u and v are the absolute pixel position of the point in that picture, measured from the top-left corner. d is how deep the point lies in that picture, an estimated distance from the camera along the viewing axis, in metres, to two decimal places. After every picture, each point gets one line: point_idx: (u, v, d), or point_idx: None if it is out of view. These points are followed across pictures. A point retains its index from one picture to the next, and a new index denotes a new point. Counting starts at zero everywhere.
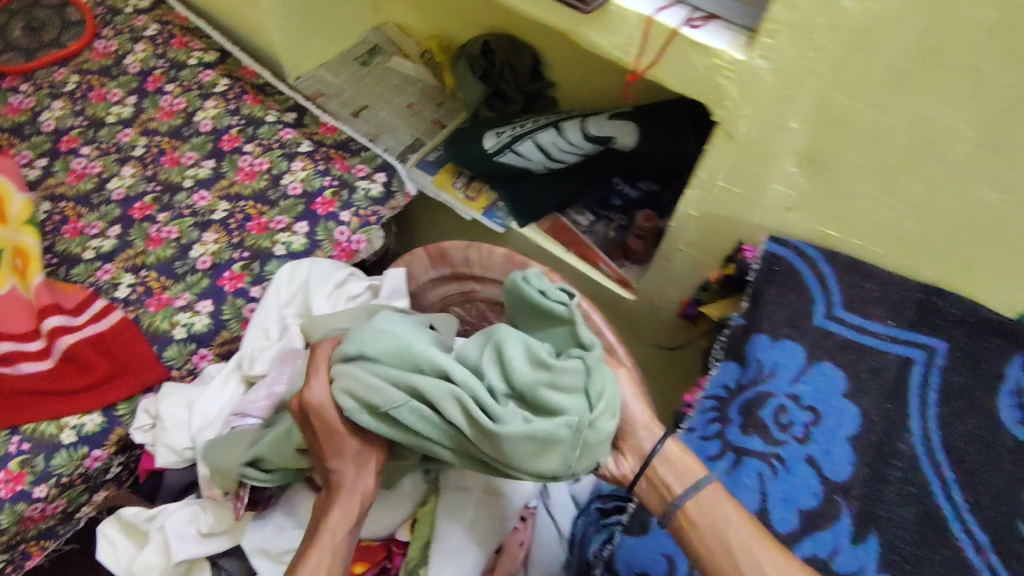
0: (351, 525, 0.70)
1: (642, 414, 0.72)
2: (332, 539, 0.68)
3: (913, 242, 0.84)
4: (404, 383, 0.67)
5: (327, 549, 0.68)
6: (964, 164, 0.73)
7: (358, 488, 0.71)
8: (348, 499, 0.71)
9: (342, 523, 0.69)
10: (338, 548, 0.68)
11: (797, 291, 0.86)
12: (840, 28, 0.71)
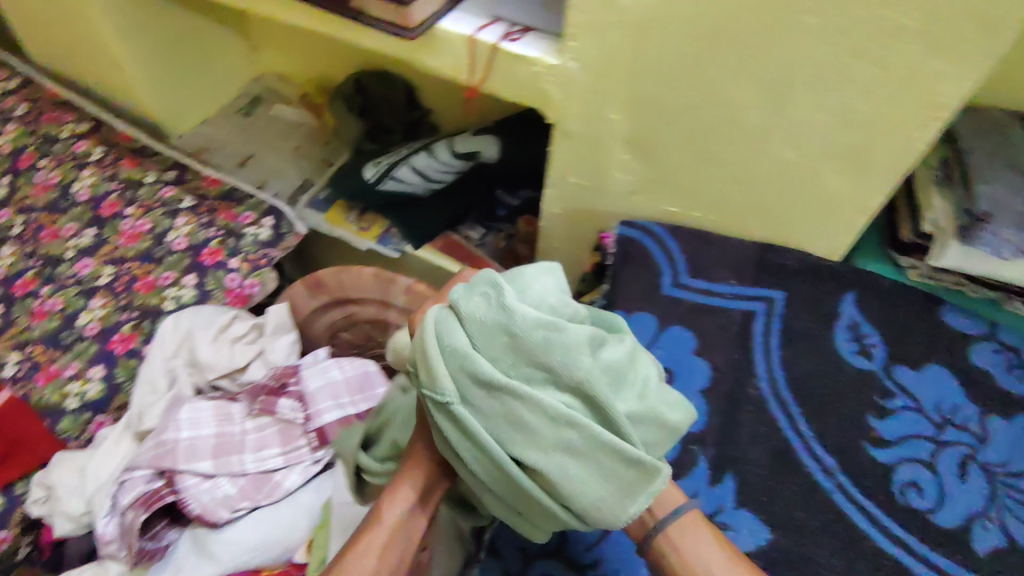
0: (416, 509, 0.59)
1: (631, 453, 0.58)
2: (391, 519, 0.58)
3: (739, 208, 0.92)
4: (455, 381, 0.55)
5: (388, 528, 0.57)
6: (759, 129, 0.82)
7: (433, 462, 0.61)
8: (416, 470, 0.60)
9: (404, 501, 0.59)
10: (403, 528, 0.58)
11: (648, 266, 0.95)
12: (625, 23, 0.79)
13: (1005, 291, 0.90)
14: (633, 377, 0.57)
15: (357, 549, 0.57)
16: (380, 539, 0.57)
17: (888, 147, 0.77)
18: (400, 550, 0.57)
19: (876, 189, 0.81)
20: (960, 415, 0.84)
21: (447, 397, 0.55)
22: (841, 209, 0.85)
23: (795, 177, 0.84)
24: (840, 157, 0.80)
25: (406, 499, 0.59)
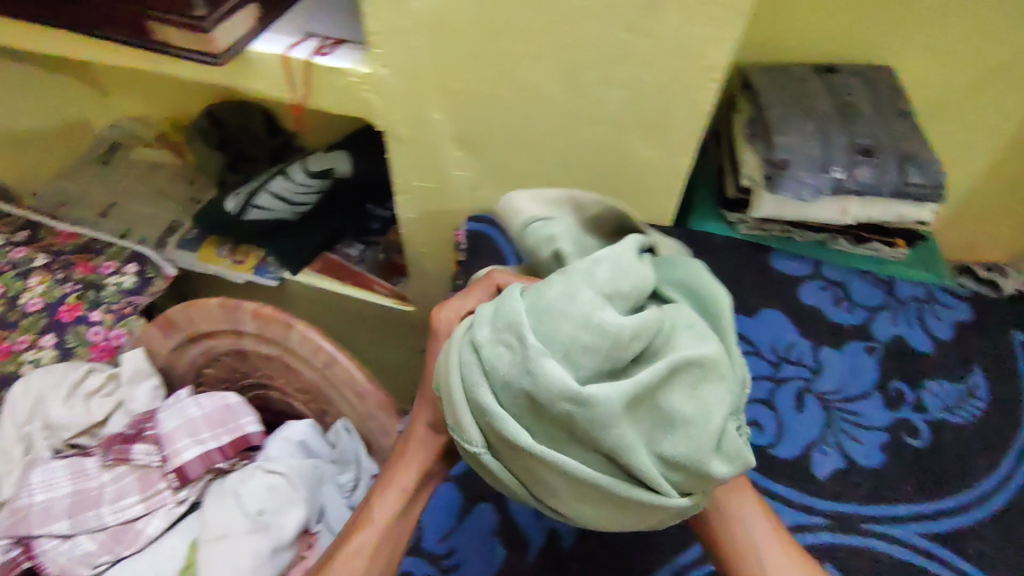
0: (401, 512, 0.66)
1: None
2: (377, 524, 0.65)
3: (573, 188, 0.95)
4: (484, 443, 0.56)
5: (374, 530, 0.64)
6: (566, 111, 0.85)
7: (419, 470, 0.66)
8: (404, 476, 0.66)
9: (390, 507, 0.65)
10: (388, 530, 0.65)
11: (494, 255, 0.99)
12: (421, 25, 0.81)
13: (831, 231, 0.98)
14: (689, 422, 0.52)
15: (344, 552, 0.64)
16: (367, 544, 0.64)
17: (681, 112, 0.81)
18: (386, 548, 0.65)
19: (682, 152, 0.86)
20: (796, 351, 0.89)
21: (478, 445, 0.57)
22: (659, 176, 0.90)
23: (612, 152, 0.88)
24: (643, 127, 0.84)
25: (391, 505, 0.65)
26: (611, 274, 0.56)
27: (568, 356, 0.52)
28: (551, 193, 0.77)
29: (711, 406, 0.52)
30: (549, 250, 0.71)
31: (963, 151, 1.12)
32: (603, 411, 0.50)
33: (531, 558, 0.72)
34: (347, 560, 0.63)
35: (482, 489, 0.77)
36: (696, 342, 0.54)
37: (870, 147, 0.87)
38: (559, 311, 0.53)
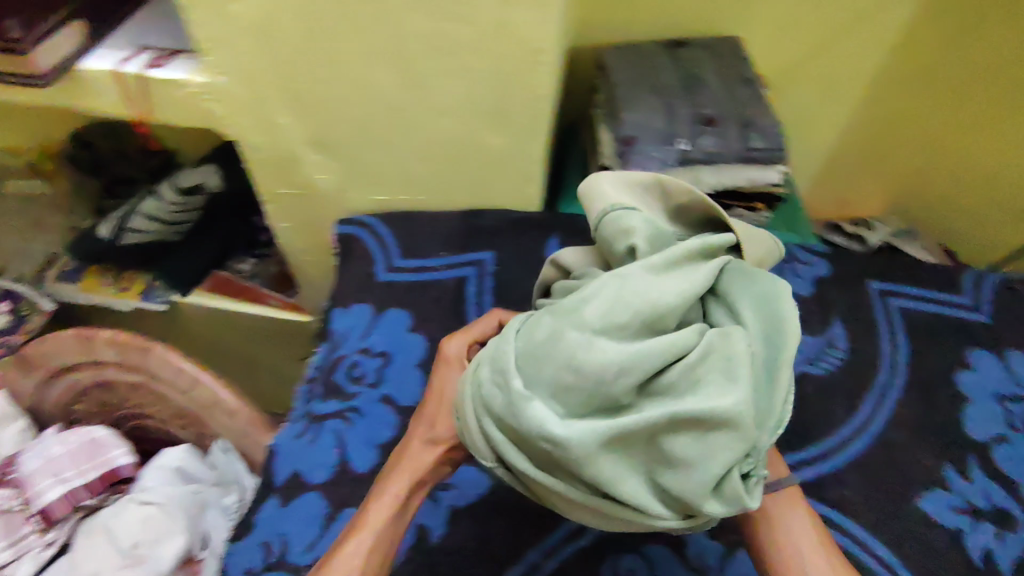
0: (400, 514, 0.61)
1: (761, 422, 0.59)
2: (377, 521, 0.59)
3: (436, 181, 0.95)
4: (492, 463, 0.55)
5: (371, 529, 0.59)
6: (411, 103, 0.84)
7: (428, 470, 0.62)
8: (403, 476, 0.62)
9: (390, 504, 0.60)
10: (386, 532, 0.59)
11: (363, 259, 0.95)
12: (246, 29, 0.79)
13: None
14: (690, 466, 0.48)
15: (342, 552, 0.58)
16: (364, 544, 0.58)
17: (521, 97, 0.81)
18: (382, 551, 0.59)
19: (532, 137, 0.86)
20: None
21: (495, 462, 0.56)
22: (515, 162, 0.90)
23: (466, 142, 0.88)
24: (488, 115, 0.84)
25: (391, 501, 0.60)
26: (616, 303, 0.50)
27: (558, 394, 0.49)
28: (638, 176, 0.62)
29: (714, 450, 0.47)
30: (626, 247, 0.56)
31: (823, 111, 1.15)
32: (582, 452, 0.48)
33: (401, 557, 0.73)
34: (344, 560, 0.57)
35: (348, 493, 0.75)
36: (716, 379, 0.48)
37: (713, 117, 0.90)
38: (546, 347, 0.50)
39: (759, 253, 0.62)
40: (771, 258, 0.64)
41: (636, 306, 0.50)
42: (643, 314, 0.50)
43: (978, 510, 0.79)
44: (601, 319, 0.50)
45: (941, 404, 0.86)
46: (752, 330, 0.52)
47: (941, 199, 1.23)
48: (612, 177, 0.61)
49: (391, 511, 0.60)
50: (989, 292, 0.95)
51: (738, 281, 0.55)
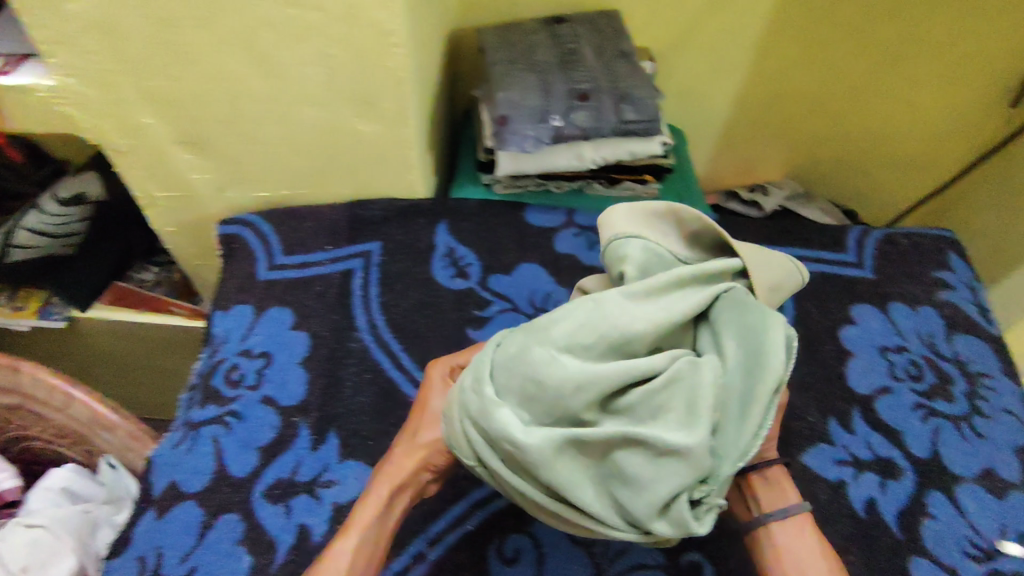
0: (386, 515, 0.65)
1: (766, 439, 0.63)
2: (364, 521, 0.64)
3: (316, 173, 0.92)
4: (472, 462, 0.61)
5: (359, 529, 0.63)
6: (271, 94, 0.81)
7: (410, 474, 0.67)
8: (385, 482, 0.66)
9: (375, 506, 0.64)
10: (373, 531, 0.64)
11: (244, 257, 0.92)
12: (85, 27, 0.75)
13: (583, 178, 0.99)
14: (640, 485, 0.53)
15: (332, 552, 0.62)
16: (351, 543, 0.63)
17: (385, 84, 0.79)
18: (370, 550, 0.63)
19: (401, 122, 0.83)
20: (552, 301, 0.91)
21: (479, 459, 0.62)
22: (390, 149, 0.87)
23: (336, 131, 0.85)
24: (353, 103, 0.81)
25: (377, 505, 0.65)
26: (588, 329, 0.56)
27: (525, 400, 0.56)
28: (651, 205, 0.65)
29: (664, 470, 0.52)
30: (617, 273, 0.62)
31: (715, 82, 1.15)
32: (540, 456, 0.54)
33: (279, 560, 0.70)
34: (332, 557, 0.62)
35: (225, 499, 0.74)
36: (676, 405, 0.54)
37: (588, 92, 0.88)
38: (518, 360, 0.56)
39: (768, 278, 0.65)
40: (786, 283, 0.66)
41: (603, 334, 0.56)
42: (613, 340, 0.56)
43: (861, 461, 0.79)
44: (568, 339, 0.56)
45: (826, 360, 0.87)
46: (730, 364, 0.56)
47: (835, 159, 1.27)
48: (619, 208, 0.66)
49: (379, 511, 0.64)
50: (872, 250, 0.97)
51: (722, 316, 0.59)
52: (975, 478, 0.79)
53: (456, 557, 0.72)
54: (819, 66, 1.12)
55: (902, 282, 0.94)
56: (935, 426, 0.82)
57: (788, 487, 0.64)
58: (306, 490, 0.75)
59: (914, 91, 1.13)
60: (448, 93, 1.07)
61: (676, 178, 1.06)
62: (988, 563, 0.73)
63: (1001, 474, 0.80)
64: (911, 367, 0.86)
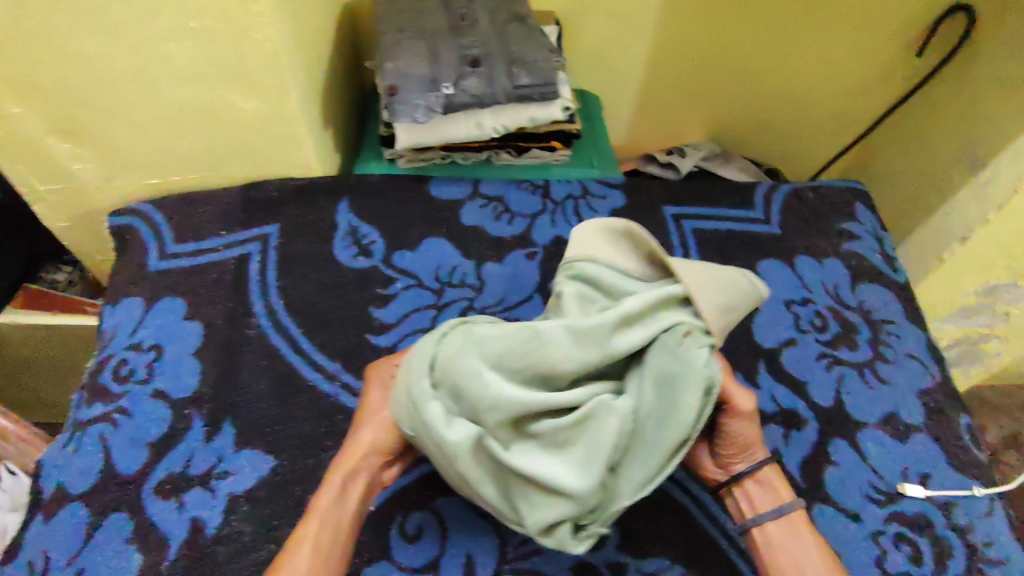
0: (343, 504, 0.63)
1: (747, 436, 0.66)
2: (320, 509, 0.61)
3: (205, 155, 0.88)
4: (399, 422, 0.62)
5: (316, 516, 0.61)
6: (140, 73, 0.77)
7: (361, 460, 0.65)
8: (340, 471, 0.64)
9: (332, 493, 0.63)
10: (332, 519, 0.61)
11: (135, 247, 0.89)
12: None
13: (490, 148, 0.96)
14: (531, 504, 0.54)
15: (292, 543, 0.60)
16: (312, 532, 0.60)
17: (258, 56, 0.75)
18: (333, 538, 0.61)
19: (284, 98, 0.80)
20: (458, 274, 0.88)
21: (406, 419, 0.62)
22: (277, 125, 0.84)
23: (218, 110, 0.82)
24: (228, 78, 0.78)
25: (332, 492, 0.63)
26: (522, 348, 0.54)
27: (454, 397, 0.55)
28: (613, 221, 0.62)
29: (556, 505, 0.53)
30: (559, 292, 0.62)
31: (625, 45, 1.13)
32: (452, 452, 0.54)
33: (172, 556, 0.68)
34: (291, 549, 0.59)
35: (115, 497, 0.71)
36: (587, 446, 0.53)
37: (478, 57, 0.87)
38: (453, 357, 0.54)
39: (723, 300, 0.59)
40: (746, 302, 0.60)
41: (535, 356, 0.53)
42: (542, 365, 0.53)
43: (765, 414, 0.79)
44: (501, 354, 0.54)
45: None
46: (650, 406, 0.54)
47: (757, 120, 1.27)
48: (578, 231, 0.64)
49: (334, 498, 0.63)
50: (779, 205, 0.98)
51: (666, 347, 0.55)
52: (878, 423, 0.79)
53: (359, 537, 0.69)
54: (728, 28, 1.10)
55: (809, 235, 0.95)
56: (838, 374, 0.82)
57: (780, 486, 0.66)
58: (200, 482, 0.72)
59: (824, 48, 1.13)
60: (351, 69, 1.04)
61: (587, 143, 1.05)
62: (888, 505, 0.73)
63: (904, 418, 0.79)
64: (816, 319, 0.87)
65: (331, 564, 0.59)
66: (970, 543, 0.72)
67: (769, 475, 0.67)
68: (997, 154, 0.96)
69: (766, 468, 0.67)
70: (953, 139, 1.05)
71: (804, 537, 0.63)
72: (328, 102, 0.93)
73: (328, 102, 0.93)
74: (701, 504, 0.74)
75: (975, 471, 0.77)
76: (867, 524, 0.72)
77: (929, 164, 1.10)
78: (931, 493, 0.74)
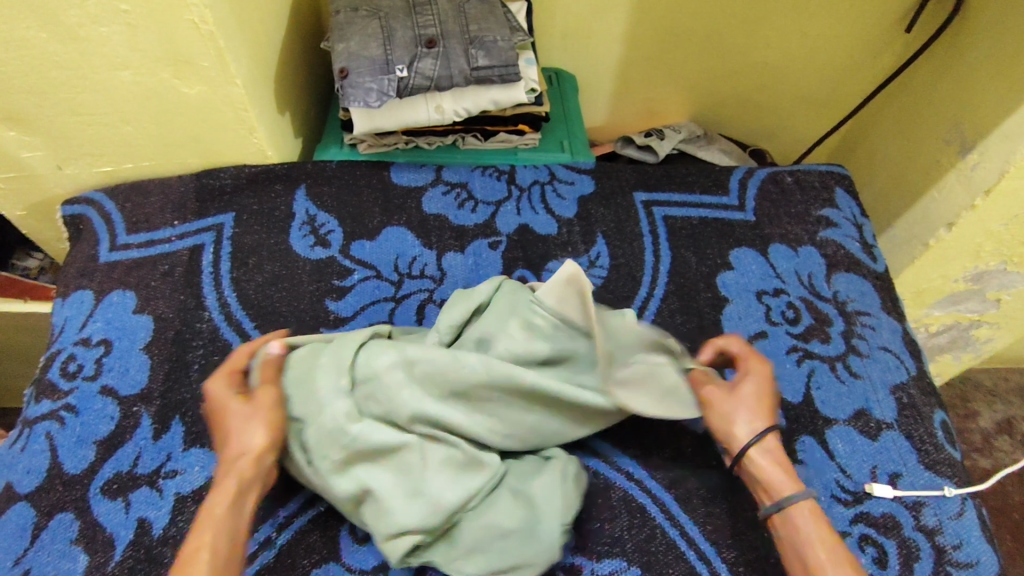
0: (238, 507, 0.58)
1: (749, 414, 0.65)
2: (214, 516, 0.57)
3: (156, 141, 0.85)
4: None
5: (211, 521, 0.56)
6: (75, 58, 0.73)
7: (253, 462, 0.61)
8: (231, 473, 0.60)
9: (224, 498, 0.58)
10: (229, 524, 0.57)
11: (87, 238, 0.86)
12: None
13: (455, 132, 0.94)
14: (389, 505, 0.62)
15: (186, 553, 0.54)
16: (208, 538, 0.56)
17: (197, 40, 0.72)
18: (229, 544, 0.56)
19: (228, 82, 0.77)
20: (418, 265, 0.86)
21: None
22: (224, 110, 0.81)
23: (162, 95, 0.79)
24: (169, 62, 0.74)
25: (227, 498, 0.58)
26: (444, 376, 0.65)
27: (362, 397, 0.65)
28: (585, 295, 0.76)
29: (413, 516, 0.62)
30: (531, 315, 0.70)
31: (602, 22, 1.08)
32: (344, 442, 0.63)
33: (117, 557, 0.65)
34: (189, 558, 0.54)
35: (60, 497, 0.68)
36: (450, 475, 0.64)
37: (435, 37, 0.82)
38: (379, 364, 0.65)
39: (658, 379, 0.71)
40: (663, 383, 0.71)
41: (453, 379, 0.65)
42: (466, 393, 0.65)
43: None
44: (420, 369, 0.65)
45: (701, 310, 0.83)
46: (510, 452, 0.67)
47: (741, 99, 1.22)
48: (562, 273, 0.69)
49: (230, 501, 0.58)
50: (754, 190, 0.94)
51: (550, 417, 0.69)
52: (848, 419, 0.76)
53: (307, 539, 0.67)
54: (708, 2, 1.05)
55: (785, 222, 0.91)
56: (809, 369, 0.79)
57: (785, 477, 0.62)
58: (148, 481, 0.70)
59: (809, 23, 1.08)
60: (312, 49, 1.00)
61: (556, 125, 1.02)
62: (855, 506, 0.71)
63: (876, 414, 0.77)
64: (788, 310, 0.84)
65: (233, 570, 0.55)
66: (938, 545, 0.69)
67: (771, 461, 0.63)
68: (984, 137, 0.91)
69: (762, 459, 0.63)
70: (940, 120, 1.01)
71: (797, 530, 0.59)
72: (282, 84, 0.89)
73: (282, 86, 0.89)
74: (663, 504, 0.71)
75: (947, 469, 0.74)
76: (832, 525, 0.70)
77: (916, 146, 1.06)
78: (900, 493, 0.72)
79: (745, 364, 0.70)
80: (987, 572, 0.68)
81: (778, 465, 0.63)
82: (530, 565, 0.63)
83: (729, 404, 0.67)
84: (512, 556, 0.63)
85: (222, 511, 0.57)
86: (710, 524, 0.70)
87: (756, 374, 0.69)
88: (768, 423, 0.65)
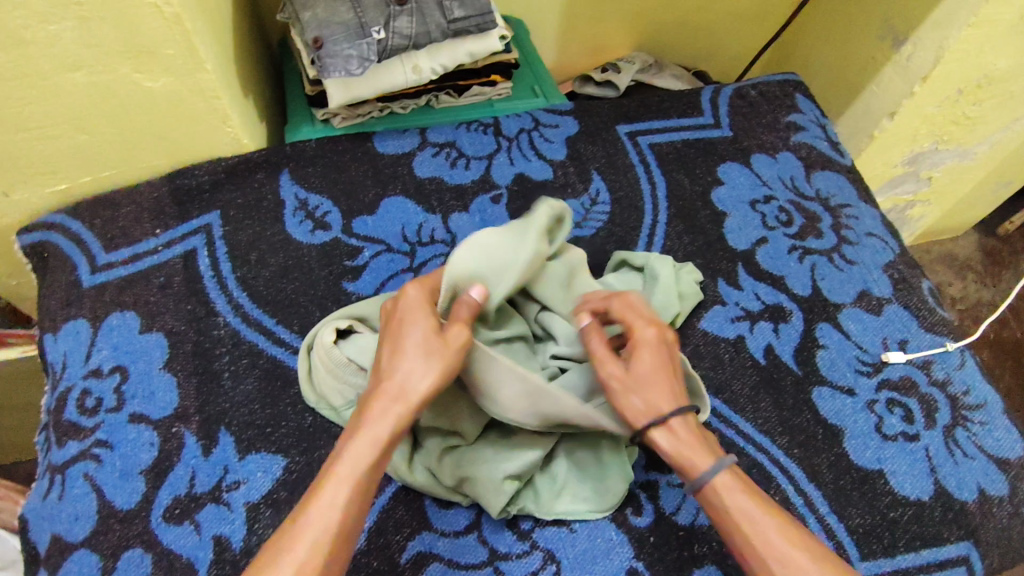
0: (376, 465, 0.53)
1: (659, 374, 0.60)
2: (348, 469, 0.52)
3: (116, 146, 0.78)
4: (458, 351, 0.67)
5: (346, 481, 0.51)
6: (21, 67, 0.65)
7: (400, 413, 0.54)
8: (375, 423, 0.54)
9: (360, 454, 0.52)
10: (362, 483, 0.52)
11: (60, 264, 0.78)
12: None
13: (428, 91, 0.91)
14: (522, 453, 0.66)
15: (307, 515, 0.50)
16: (336, 502, 0.50)
17: (162, 27, 0.66)
18: (359, 505, 0.52)
19: (197, 69, 0.72)
20: (426, 231, 0.84)
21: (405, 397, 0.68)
22: (193, 100, 0.75)
23: (122, 94, 0.72)
24: (128, 55, 0.68)
25: (363, 455, 0.52)
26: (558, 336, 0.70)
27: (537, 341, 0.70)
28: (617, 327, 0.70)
29: (524, 459, 0.66)
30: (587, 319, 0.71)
31: None
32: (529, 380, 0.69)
33: None
34: (317, 511, 0.50)
35: (121, 536, 0.64)
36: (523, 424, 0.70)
37: None
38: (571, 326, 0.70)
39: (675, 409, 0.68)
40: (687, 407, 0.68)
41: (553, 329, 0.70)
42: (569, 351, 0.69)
43: (753, 313, 0.81)
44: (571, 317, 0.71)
45: (704, 226, 0.87)
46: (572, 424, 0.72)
47: (678, 22, 1.25)
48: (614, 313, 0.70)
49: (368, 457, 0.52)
50: (725, 107, 0.99)
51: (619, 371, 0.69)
52: (854, 302, 0.83)
53: (395, 515, 0.66)
54: None
55: (759, 132, 0.97)
56: (811, 263, 0.86)
57: (696, 453, 0.58)
58: (212, 499, 0.66)
59: None
60: (255, 28, 0.94)
61: (523, 71, 1.02)
62: (877, 375, 0.78)
63: (876, 293, 0.84)
64: (781, 214, 0.89)
65: (351, 538, 0.51)
66: (952, 394, 0.78)
67: (675, 436, 0.59)
68: (914, 27, 0.99)
69: (663, 434, 0.59)
70: (869, 18, 1.08)
71: (721, 510, 0.56)
72: (240, 66, 0.83)
73: (241, 66, 0.84)
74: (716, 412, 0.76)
75: (943, 328, 0.83)
76: (862, 396, 0.77)
77: (849, 45, 1.13)
78: (911, 356, 0.80)
79: (634, 332, 0.63)
80: (994, 409, 0.78)
81: (688, 443, 0.59)
82: (613, 487, 0.67)
83: (629, 388, 0.60)
84: (593, 483, 0.68)
85: (356, 470, 0.52)
86: (760, 418, 0.74)
87: (649, 346, 0.62)
88: (676, 399, 0.60)
